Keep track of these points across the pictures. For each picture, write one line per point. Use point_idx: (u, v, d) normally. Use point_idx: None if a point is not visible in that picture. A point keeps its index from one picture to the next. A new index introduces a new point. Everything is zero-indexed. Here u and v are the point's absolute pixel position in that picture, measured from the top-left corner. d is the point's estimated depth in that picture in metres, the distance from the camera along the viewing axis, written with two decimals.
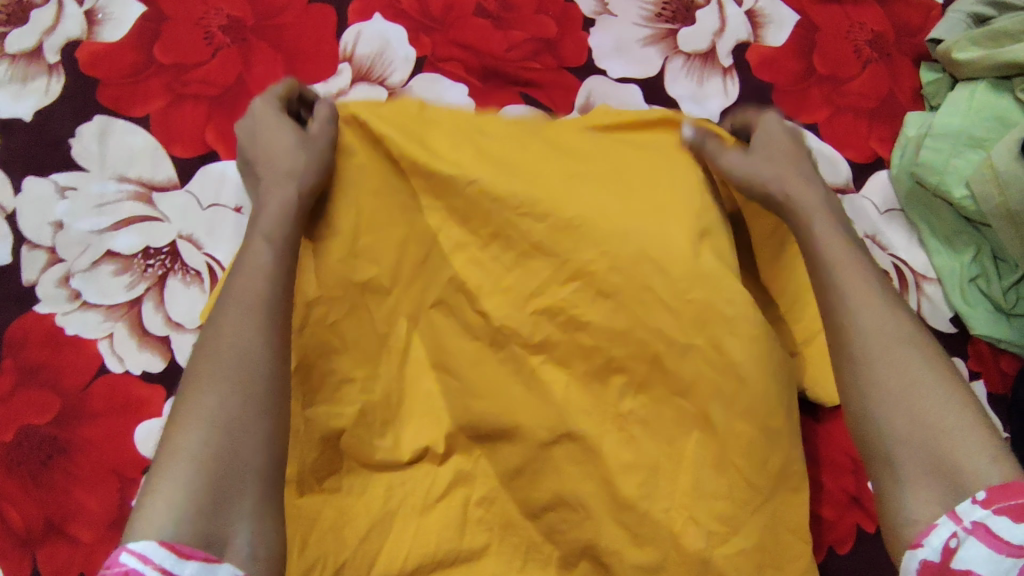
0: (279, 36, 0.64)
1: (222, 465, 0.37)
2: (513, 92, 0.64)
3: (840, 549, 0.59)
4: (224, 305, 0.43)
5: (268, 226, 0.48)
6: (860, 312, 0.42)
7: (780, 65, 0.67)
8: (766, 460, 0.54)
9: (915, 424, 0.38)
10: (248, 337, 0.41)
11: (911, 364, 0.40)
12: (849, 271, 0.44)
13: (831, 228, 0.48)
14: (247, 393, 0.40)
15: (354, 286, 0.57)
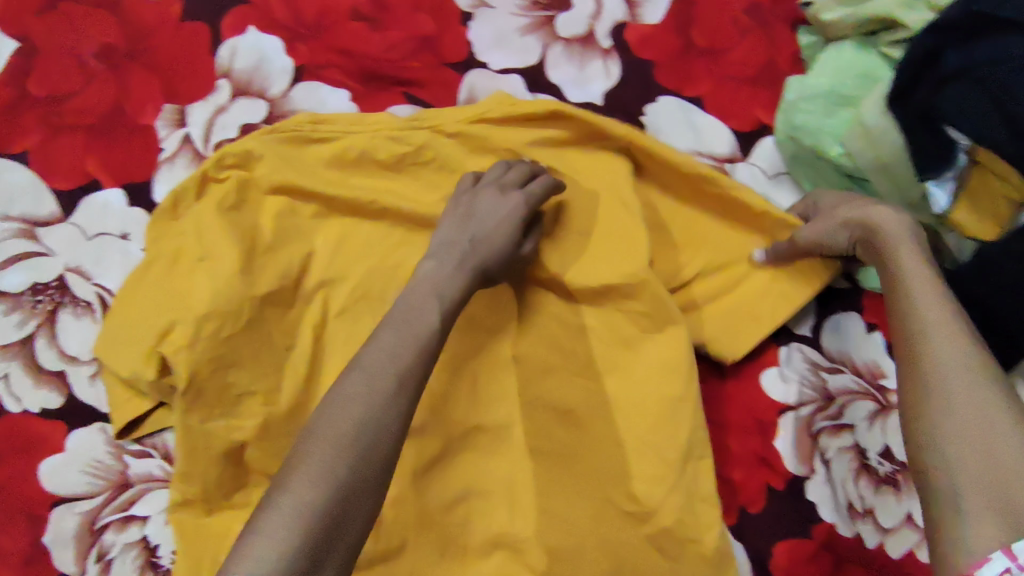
0: (153, 59, 0.64)
1: (327, 536, 0.37)
2: (396, 92, 0.64)
3: (751, 509, 0.62)
4: (351, 366, 0.43)
5: (449, 292, 0.50)
6: (943, 346, 0.44)
7: (659, 41, 0.67)
8: (661, 430, 0.57)
9: (984, 460, 0.38)
10: (382, 401, 0.41)
11: (992, 402, 0.40)
12: (934, 312, 0.46)
13: (925, 272, 0.49)
14: (365, 463, 0.39)
15: (253, 300, 0.56)
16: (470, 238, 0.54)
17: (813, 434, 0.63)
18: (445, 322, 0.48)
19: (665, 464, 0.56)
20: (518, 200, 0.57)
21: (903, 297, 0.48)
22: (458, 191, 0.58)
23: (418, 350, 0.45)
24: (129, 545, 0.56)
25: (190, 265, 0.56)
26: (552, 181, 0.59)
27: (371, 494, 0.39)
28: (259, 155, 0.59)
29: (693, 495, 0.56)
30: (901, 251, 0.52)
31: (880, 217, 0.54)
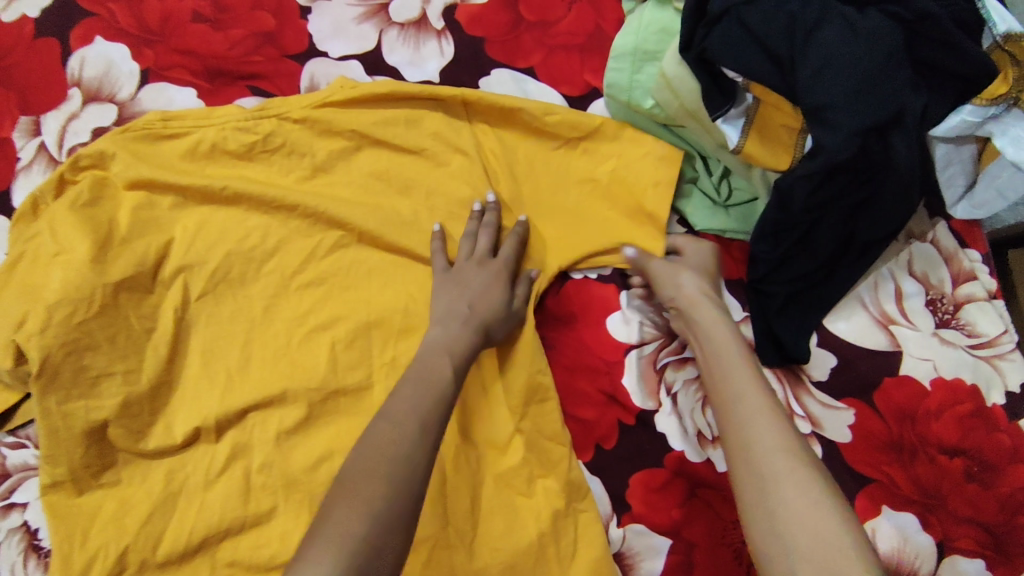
0: (8, 75, 0.67)
1: (369, 559, 0.43)
2: (240, 86, 0.68)
3: (606, 445, 0.65)
4: (382, 417, 0.51)
5: (458, 350, 0.58)
6: (763, 432, 0.50)
7: (490, 19, 0.71)
8: (507, 376, 0.63)
9: (814, 539, 0.43)
10: (408, 443, 0.49)
11: (806, 481, 0.46)
12: (755, 401, 0.53)
13: (741, 357, 0.57)
14: (400, 494, 0.46)
15: (109, 287, 0.59)
16: (468, 303, 0.61)
17: (658, 369, 0.66)
18: (456, 373, 0.56)
19: (508, 411, 0.62)
20: (499, 267, 0.64)
21: (729, 389, 0.55)
22: (436, 270, 0.64)
23: (434, 399, 0.53)
24: (11, 531, 0.59)
25: (47, 260, 0.59)
26: (518, 233, 0.66)
27: (407, 520, 0.46)
28: (112, 155, 0.63)
29: (540, 433, 0.62)
30: (717, 340, 0.59)
31: (702, 321, 0.60)
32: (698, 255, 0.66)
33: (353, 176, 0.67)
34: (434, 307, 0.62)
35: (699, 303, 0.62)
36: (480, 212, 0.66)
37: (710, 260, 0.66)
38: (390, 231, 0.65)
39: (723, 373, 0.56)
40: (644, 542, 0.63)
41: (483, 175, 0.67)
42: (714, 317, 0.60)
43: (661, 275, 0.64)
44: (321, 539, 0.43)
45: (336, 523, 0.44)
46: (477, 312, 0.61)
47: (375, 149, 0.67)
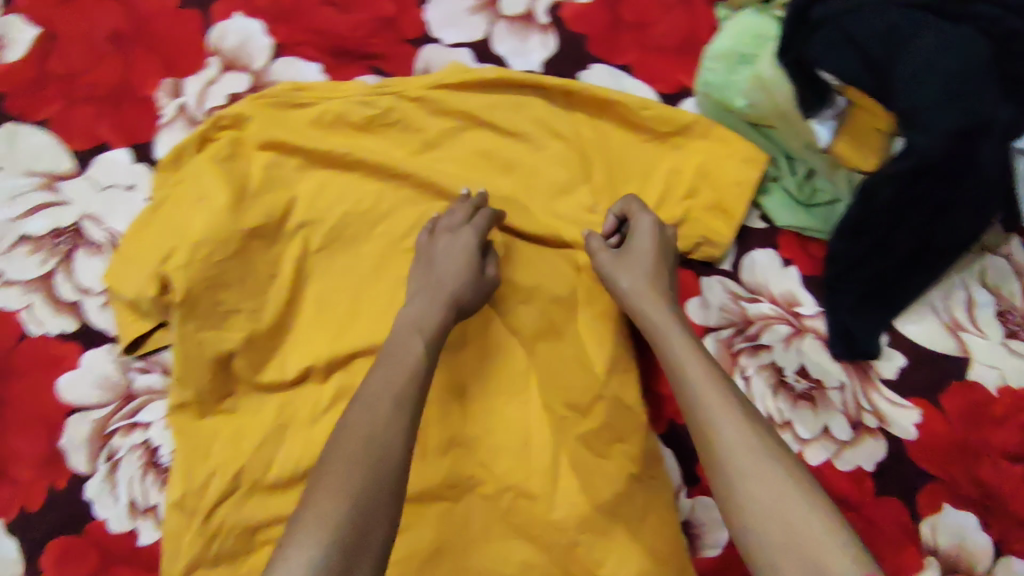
0: (154, 40, 0.74)
1: (357, 533, 0.47)
2: (362, 65, 0.74)
3: (678, 419, 0.69)
4: (363, 396, 0.55)
5: (427, 325, 0.61)
6: (726, 430, 0.53)
7: (592, 17, 0.76)
8: (591, 346, 0.68)
9: (791, 533, 0.48)
10: (382, 420, 0.53)
11: (773, 477, 0.50)
12: (714, 396, 0.55)
13: (692, 354, 0.59)
14: (378, 474, 0.50)
15: (241, 234, 0.65)
16: (437, 279, 0.64)
17: (733, 353, 0.71)
18: (429, 349, 0.59)
19: (591, 376, 0.66)
20: (469, 234, 0.66)
21: (683, 389, 0.57)
22: (418, 245, 0.68)
23: (407, 376, 0.57)
24: (134, 447, 0.65)
25: (185, 207, 0.65)
26: (493, 212, 0.68)
27: (390, 493, 0.50)
28: (248, 121, 0.69)
29: (622, 401, 0.66)
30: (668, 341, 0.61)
31: (654, 315, 0.63)
32: (641, 235, 0.67)
33: (459, 153, 0.72)
34: (412, 283, 0.65)
35: (647, 295, 0.64)
36: (466, 196, 0.69)
37: (657, 247, 0.67)
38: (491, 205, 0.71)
39: (676, 371, 0.59)
40: (710, 514, 0.68)
41: (580, 160, 0.72)
42: (659, 305, 0.64)
43: (606, 269, 0.67)
44: (313, 516, 0.48)
45: (319, 509, 0.48)
46: (446, 288, 0.63)
47: (481, 130, 0.72)
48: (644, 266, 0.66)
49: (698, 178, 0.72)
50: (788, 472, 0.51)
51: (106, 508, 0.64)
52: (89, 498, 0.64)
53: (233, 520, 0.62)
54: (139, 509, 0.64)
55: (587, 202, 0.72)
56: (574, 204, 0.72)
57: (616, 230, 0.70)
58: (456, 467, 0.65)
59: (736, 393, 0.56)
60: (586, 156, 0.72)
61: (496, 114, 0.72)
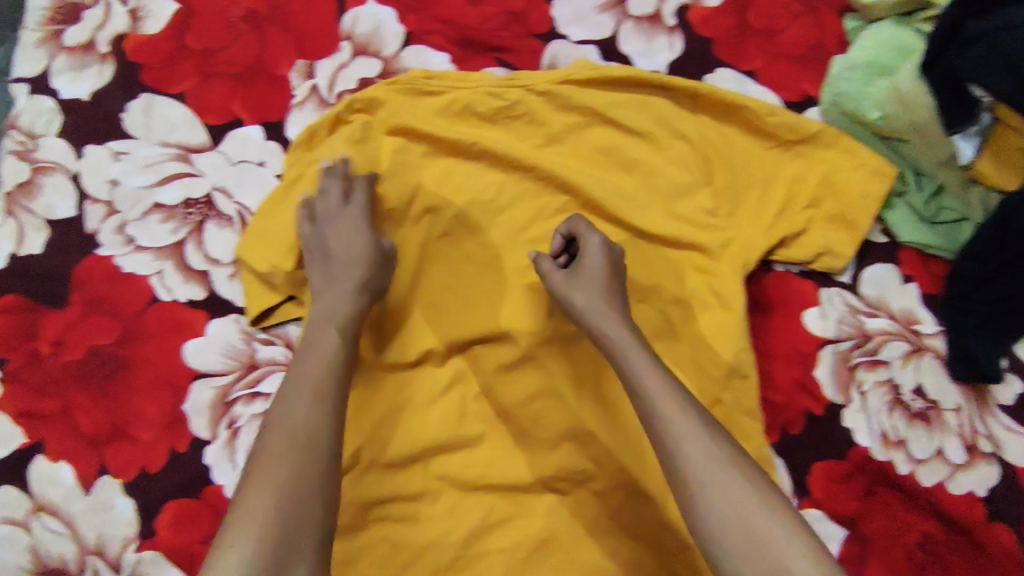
0: (289, 22, 0.76)
1: (295, 524, 0.47)
2: (488, 57, 0.75)
3: (792, 429, 0.69)
4: (293, 388, 0.54)
5: (339, 316, 0.60)
6: (684, 439, 0.51)
7: (719, 22, 0.76)
8: (709, 352, 0.67)
9: (753, 541, 0.47)
10: (307, 412, 0.52)
11: (732, 486, 0.49)
12: (669, 404, 0.53)
13: (641, 358, 0.57)
14: (307, 465, 0.50)
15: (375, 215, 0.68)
16: (339, 267, 0.63)
17: (850, 367, 0.70)
18: (344, 339, 0.58)
19: (710, 379, 0.66)
20: (354, 212, 0.65)
21: (638, 393, 0.55)
22: (301, 238, 0.65)
23: (327, 365, 0.55)
24: (254, 417, 0.67)
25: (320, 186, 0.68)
26: (368, 178, 0.67)
27: (323, 481, 0.50)
28: (375, 107, 0.71)
29: (741, 406, 0.66)
30: (627, 351, 0.58)
31: (608, 324, 0.60)
32: (591, 248, 0.65)
33: (581, 149, 0.72)
34: (314, 278, 0.64)
35: (604, 311, 0.61)
36: (330, 168, 0.67)
37: (608, 256, 0.64)
38: (613, 202, 0.71)
39: (630, 375, 0.56)
40: (822, 526, 0.68)
41: (702, 164, 0.72)
42: (609, 314, 0.61)
43: (560, 290, 0.63)
44: (247, 512, 0.47)
45: (251, 507, 0.47)
46: (354, 275, 0.62)
47: (604, 127, 0.72)
48: (593, 283, 0.63)
49: (822, 189, 0.71)
50: (745, 474, 0.50)
51: (224, 475, 0.66)
52: (208, 464, 0.66)
53: (350, 495, 0.64)
54: None
55: (708, 206, 0.71)
56: (696, 206, 0.71)
57: (564, 249, 0.67)
58: (569, 461, 0.65)
59: (687, 396, 0.54)
60: (710, 160, 0.72)
61: (623, 112, 0.72)
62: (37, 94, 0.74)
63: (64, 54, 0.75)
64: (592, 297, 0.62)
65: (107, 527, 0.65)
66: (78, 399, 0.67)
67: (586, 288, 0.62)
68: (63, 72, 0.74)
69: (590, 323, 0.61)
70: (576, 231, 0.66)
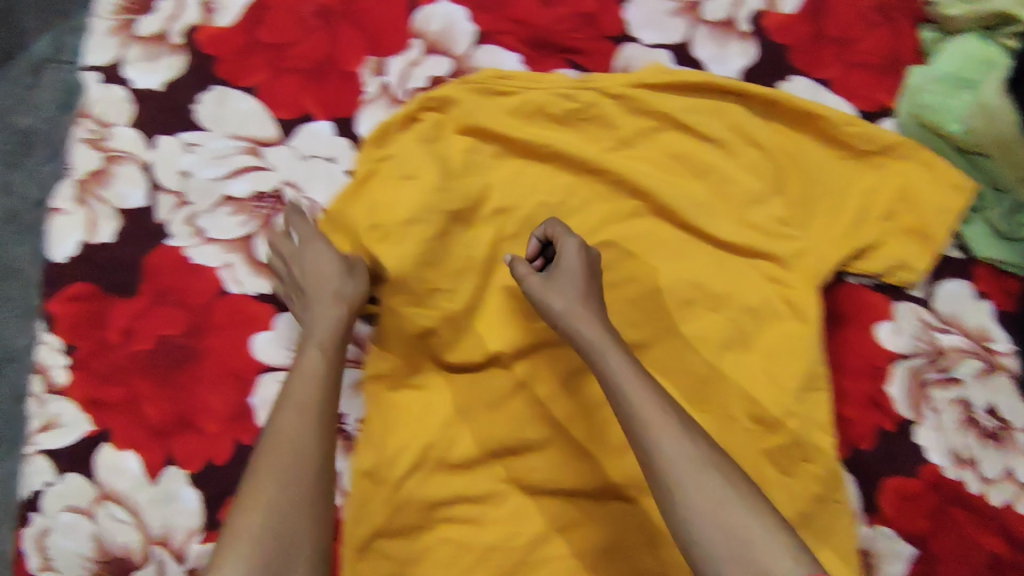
0: (361, 19, 0.76)
1: (284, 539, 0.50)
2: (560, 59, 0.75)
3: (863, 446, 0.69)
4: (285, 408, 0.56)
5: (320, 336, 0.61)
6: (664, 442, 0.51)
7: (793, 29, 0.75)
8: (781, 364, 0.67)
9: (732, 541, 0.48)
10: (297, 432, 0.55)
11: (712, 486, 0.49)
12: (650, 409, 0.53)
13: (625, 365, 0.56)
14: (295, 482, 0.53)
15: (444, 214, 0.66)
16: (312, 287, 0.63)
17: (922, 384, 0.69)
18: (329, 359, 0.60)
19: (781, 391, 0.67)
20: (310, 231, 0.66)
21: (621, 401, 0.54)
22: (280, 288, 0.67)
23: (315, 386, 0.58)
24: None
25: (389, 183, 0.67)
26: (312, 203, 0.71)
27: (314, 496, 0.53)
28: (446, 107, 0.70)
29: (814, 421, 0.66)
30: (607, 356, 0.57)
31: (591, 332, 0.58)
32: (568, 253, 0.62)
33: (653, 153, 0.72)
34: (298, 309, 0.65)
35: (580, 314, 0.59)
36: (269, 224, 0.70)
37: (584, 257, 0.62)
38: (686, 209, 0.70)
39: (610, 383, 0.55)
40: (890, 546, 0.67)
41: (775, 173, 0.71)
42: (591, 323, 0.59)
43: (537, 294, 0.61)
44: (239, 529, 0.50)
45: (244, 525, 0.50)
46: (324, 291, 0.63)
47: (676, 132, 0.71)
48: (568, 288, 0.60)
49: (898, 203, 0.70)
50: (728, 480, 0.50)
51: None
52: None
53: (416, 497, 0.64)
54: None
55: (781, 215, 0.70)
56: (769, 215, 0.70)
57: (540, 252, 0.66)
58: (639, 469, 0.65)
59: (668, 401, 0.54)
60: (783, 168, 0.71)
61: (696, 117, 0.71)
62: (108, 83, 0.74)
63: (136, 44, 0.75)
64: (569, 303, 0.60)
65: (172, 518, 0.65)
66: (145, 388, 0.67)
67: (552, 292, 0.60)
68: (135, 62, 0.74)
69: (570, 328, 0.59)
70: (553, 236, 0.64)
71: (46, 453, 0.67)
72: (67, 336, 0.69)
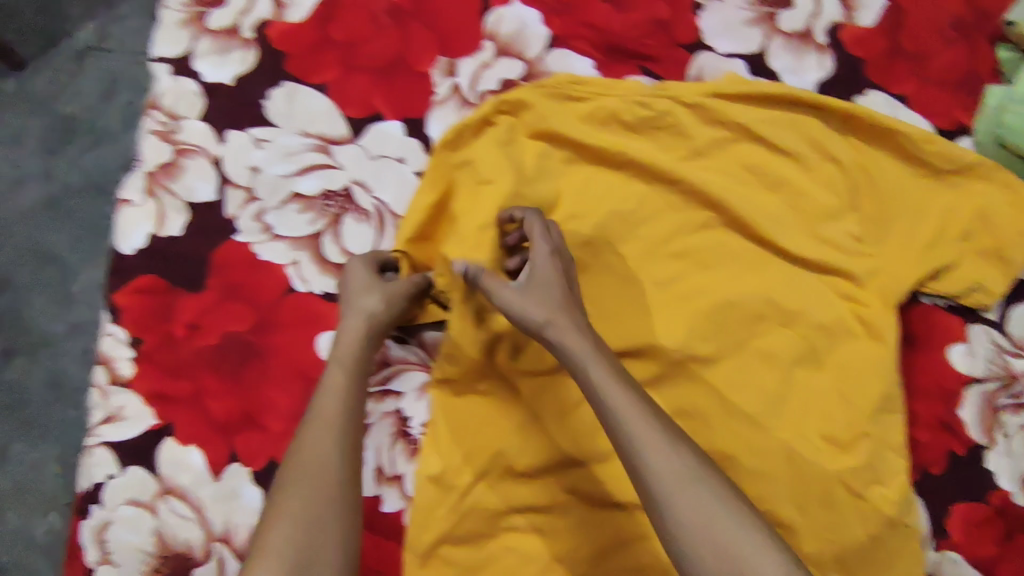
0: (432, 18, 0.75)
1: (310, 556, 0.49)
2: (633, 65, 0.74)
3: (933, 470, 0.68)
4: (311, 420, 0.55)
5: (347, 351, 0.59)
6: (654, 456, 0.49)
7: (871, 43, 0.74)
8: (852, 383, 0.67)
9: (721, 558, 0.46)
10: (323, 444, 0.54)
11: (703, 501, 0.48)
12: (638, 421, 0.51)
13: (609, 376, 0.53)
14: (321, 497, 0.51)
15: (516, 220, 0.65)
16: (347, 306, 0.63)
17: (995, 409, 0.69)
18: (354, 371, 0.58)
19: (849, 409, 0.66)
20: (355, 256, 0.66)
21: (606, 413, 0.52)
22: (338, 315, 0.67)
23: (344, 399, 0.56)
24: (385, 414, 0.67)
25: (469, 193, 0.67)
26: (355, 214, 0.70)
27: (338, 512, 0.51)
28: (517, 111, 0.69)
29: (886, 442, 0.66)
30: (593, 367, 0.54)
31: (573, 338, 0.55)
32: (537, 254, 0.60)
33: (726, 165, 0.71)
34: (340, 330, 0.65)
35: (562, 323, 0.56)
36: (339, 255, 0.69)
37: (552, 262, 0.60)
38: (759, 225, 0.69)
39: (599, 396, 0.53)
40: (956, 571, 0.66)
41: (850, 189, 0.70)
42: (570, 326, 0.56)
43: (512, 306, 0.58)
44: (264, 546, 0.49)
45: (268, 542, 0.49)
46: (354, 308, 0.62)
47: (751, 143, 0.70)
48: (545, 296, 0.58)
49: (975, 223, 0.69)
50: (720, 494, 0.48)
51: None
52: None
53: (482, 503, 0.64)
54: (386, 476, 0.66)
55: (855, 232, 0.69)
56: (843, 232, 0.69)
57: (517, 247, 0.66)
58: None
59: (655, 412, 0.52)
60: (859, 185, 0.70)
61: (771, 130, 0.70)
62: (179, 75, 0.73)
63: (207, 38, 0.74)
64: (549, 312, 0.57)
65: (234, 515, 0.65)
66: (210, 384, 0.67)
67: (526, 301, 0.57)
68: (205, 56, 0.74)
69: (550, 337, 0.56)
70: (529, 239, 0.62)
71: (109, 445, 0.67)
72: (133, 328, 0.68)
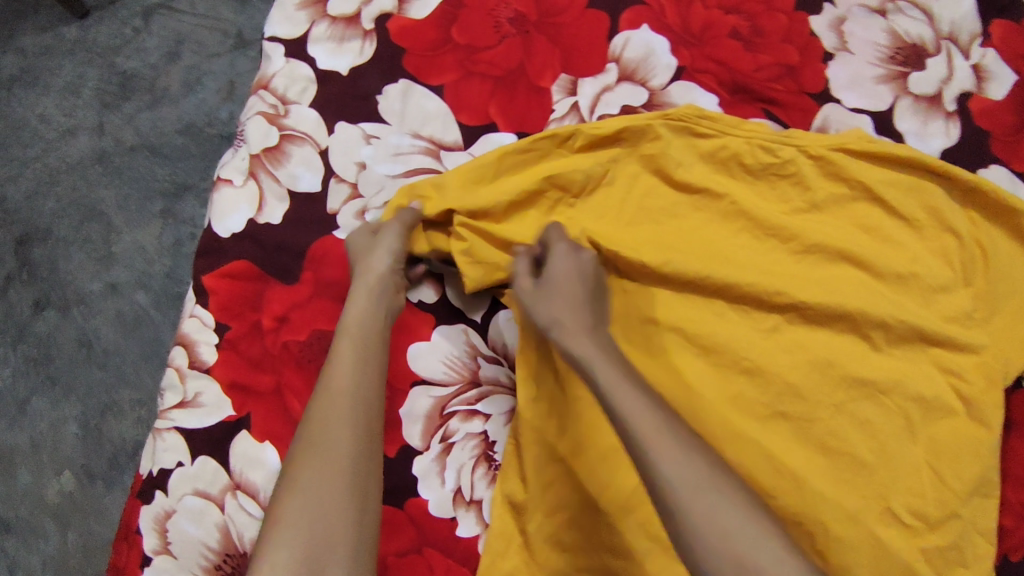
0: (558, 33, 0.73)
1: (325, 534, 0.50)
2: (757, 107, 0.72)
3: (1013, 556, 0.67)
4: (321, 394, 0.56)
5: (355, 328, 0.60)
6: (720, 487, 0.45)
7: (998, 117, 0.73)
8: (948, 462, 0.64)
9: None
10: (333, 416, 0.55)
11: (731, 506, 0.44)
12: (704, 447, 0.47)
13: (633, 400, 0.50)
14: (330, 472, 0.52)
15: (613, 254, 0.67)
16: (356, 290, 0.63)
17: None
18: (370, 349, 0.59)
19: (945, 489, 0.64)
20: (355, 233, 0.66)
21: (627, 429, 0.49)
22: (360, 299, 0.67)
23: (355, 374, 0.57)
24: (470, 435, 0.66)
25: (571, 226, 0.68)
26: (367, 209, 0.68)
27: (352, 490, 0.52)
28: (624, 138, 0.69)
29: (975, 526, 0.64)
30: (607, 384, 0.52)
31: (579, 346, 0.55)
32: (558, 257, 0.61)
33: (842, 221, 0.69)
34: None
35: (573, 326, 0.57)
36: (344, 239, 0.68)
37: (568, 271, 0.61)
38: (870, 288, 0.67)
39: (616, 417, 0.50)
40: None
41: (966, 265, 0.68)
42: (570, 318, 0.57)
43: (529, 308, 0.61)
44: (278, 521, 0.51)
45: (283, 518, 0.50)
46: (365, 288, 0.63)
47: (869, 204, 0.69)
48: (556, 301, 0.59)
49: None
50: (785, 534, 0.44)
51: (431, 489, 0.65)
52: (417, 475, 0.65)
53: (556, 538, 0.62)
54: (465, 500, 0.65)
55: (968, 306, 0.67)
56: (955, 303, 0.67)
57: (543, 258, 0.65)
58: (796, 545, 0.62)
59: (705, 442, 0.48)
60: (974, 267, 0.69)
61: (894, 191, 0.68)
62: (293, 58, 0.71)
63: (326, 23, 0.72)
64: (563, 317, 0.58)
65: None
66: (292, 381, 0.65)
67: (541, 309, 0.59)
68: (323, 42, 0.72)
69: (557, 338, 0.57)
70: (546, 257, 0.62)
71: (180, 430, 0.64)
72: (220, 313, 0.66)
